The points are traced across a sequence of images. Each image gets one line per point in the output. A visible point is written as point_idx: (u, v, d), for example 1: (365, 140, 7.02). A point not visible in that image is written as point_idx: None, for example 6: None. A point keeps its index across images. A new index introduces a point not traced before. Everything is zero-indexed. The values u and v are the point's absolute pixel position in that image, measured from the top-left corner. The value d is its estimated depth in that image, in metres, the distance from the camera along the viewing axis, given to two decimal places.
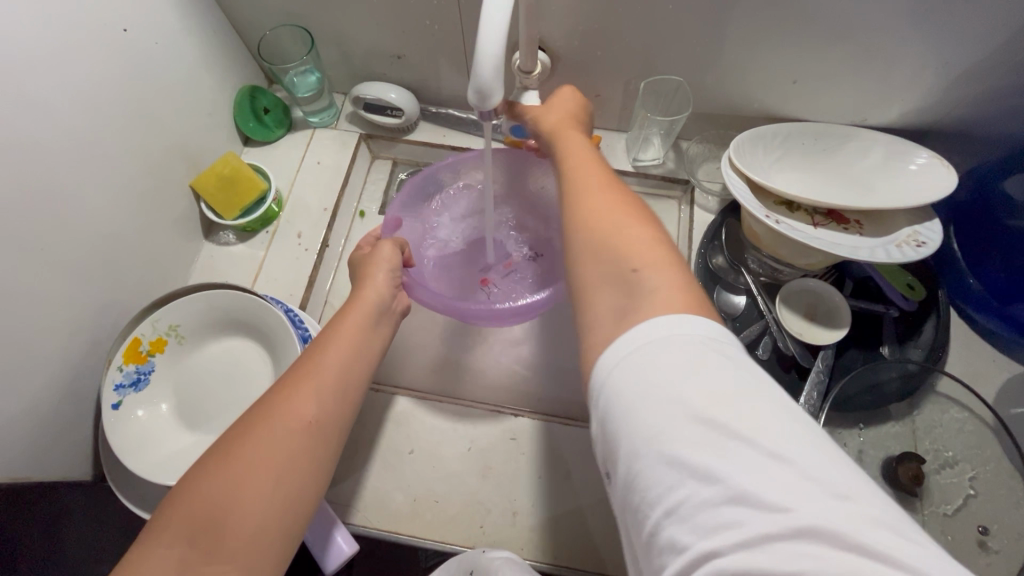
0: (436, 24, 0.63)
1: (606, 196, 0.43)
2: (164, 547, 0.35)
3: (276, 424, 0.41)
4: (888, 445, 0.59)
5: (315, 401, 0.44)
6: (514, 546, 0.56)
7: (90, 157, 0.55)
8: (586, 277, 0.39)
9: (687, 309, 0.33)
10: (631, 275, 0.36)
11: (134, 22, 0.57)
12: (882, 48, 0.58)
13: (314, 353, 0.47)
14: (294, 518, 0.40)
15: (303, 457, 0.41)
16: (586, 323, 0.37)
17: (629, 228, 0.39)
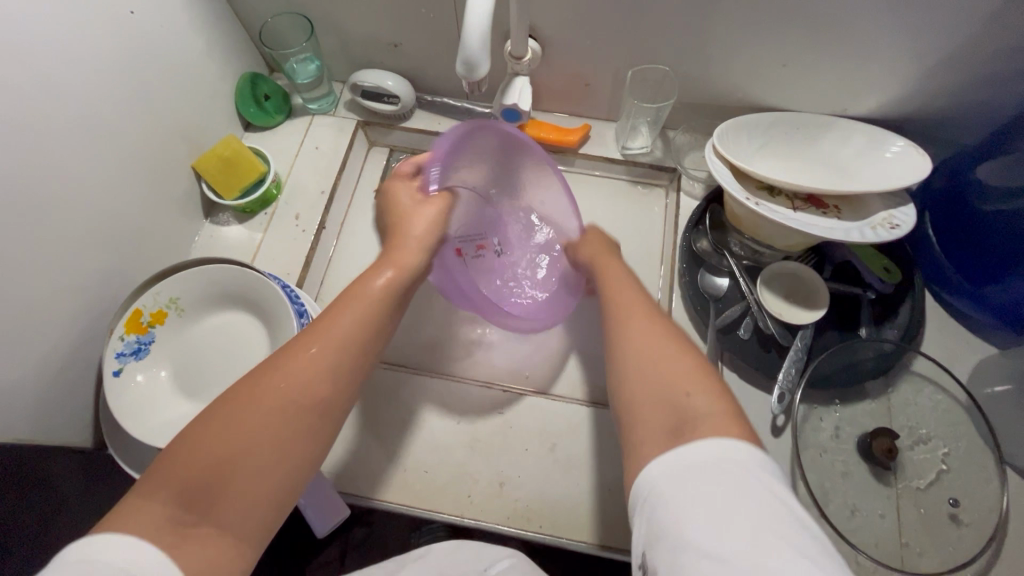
0: (431, 13, 0.66)
1: (647, 320, 0.49)
2: (163, 498, 0.35)
3: (290, 391, 0.42)
4: (863, 421, 0.61)
5: (324, 380, 0.44)
6: (499, 515, 0.58)
7: (96, 133, 0.57)
8: (635, 396, 0.43)
9: (734, 435, 0.36)
10: (683, 398, 0.40)
11: (140, 5, 0.59)
12: (859, 38, 0.60)
13: (325, 323, 0.48)
14: (285, 495, 0.40)
15: (304, 434, 0.42)
16: (633, 442, 0.41)
17: (676, 351, 0.44)
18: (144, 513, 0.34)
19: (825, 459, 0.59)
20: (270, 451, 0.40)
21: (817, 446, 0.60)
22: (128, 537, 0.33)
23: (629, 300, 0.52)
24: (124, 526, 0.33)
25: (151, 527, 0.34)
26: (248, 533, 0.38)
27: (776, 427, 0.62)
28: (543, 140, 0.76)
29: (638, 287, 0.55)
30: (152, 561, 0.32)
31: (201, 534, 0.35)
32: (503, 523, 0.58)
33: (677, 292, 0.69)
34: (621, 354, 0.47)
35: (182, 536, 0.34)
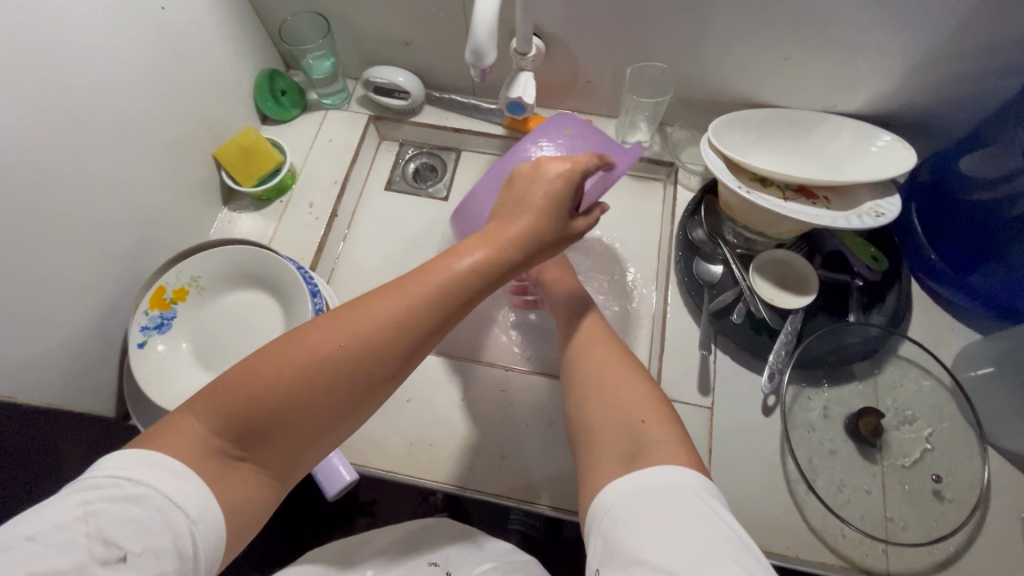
0: (441, 12, 0.70)
1: (603, 351, 0.52)
2: (210, 428, 0.37)
3: (350, 354, 0.40)
4: (851, 402, 0.63)
5: (397, 354, 0.42)
6: (501, 485, 0.61)
7: (128, 120, 0.61)
8: (592, 425, 0.46)
9: (683, 463, 0.40)
10: (637, 425, 0.44)
11: (170, 2, 0.63)
12: (846, 37, 0.63)
13: (418, 277, 0.44)
14: (320, 448, 0.42)
15: (358, 404, 0.41)
16: (592, 460, 0.44)
17: (629, 385, 0.47)
18: (190, 440, 0.37)
19: (813, 437, 0.62)
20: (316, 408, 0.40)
21: (805, 425, 0.62)
22: (173, 466, 0.35)
23: (591, 330, 0.55)
24: (172, 451, 0.36)
25: (196, 457, 0.36)
26: (281, 471, 0.40)
27: (767, 407, 0.65)
28: None
29: (599, 316, 0.58)
30: (191, 496, 0.35)
31: (239, 470, 0.38)
32: (505, 493, 0.61)
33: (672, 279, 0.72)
34: (580, 386, 0.50)
35: (219, 471, 0.37)
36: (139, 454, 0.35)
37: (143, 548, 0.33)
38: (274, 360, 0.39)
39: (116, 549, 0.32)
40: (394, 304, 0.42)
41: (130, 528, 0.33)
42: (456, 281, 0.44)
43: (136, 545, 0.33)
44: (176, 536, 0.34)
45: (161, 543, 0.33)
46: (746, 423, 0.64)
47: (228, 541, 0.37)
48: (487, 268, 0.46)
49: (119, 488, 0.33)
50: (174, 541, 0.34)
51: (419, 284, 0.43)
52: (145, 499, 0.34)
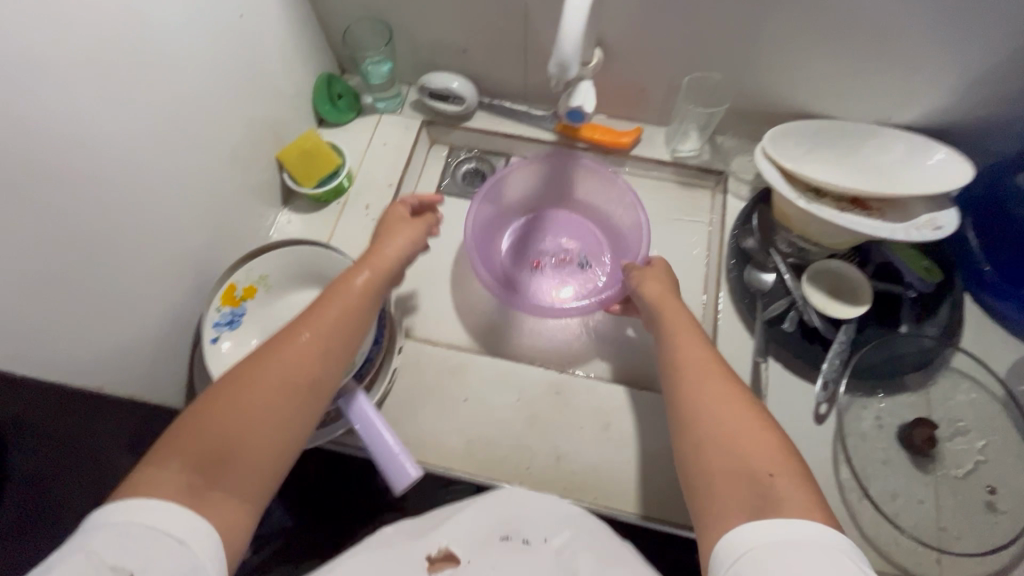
0: (503, 20, 0.71)
1: (717, 386, 0.49)
2: (174, 469, 0.40)
3: (280, 381, 0.47)
4: (903, 412, 0.64)
5: (321, 364, 0.50)
6: (558, 485, 0.63)
7: (206, 121, 0.63)
8: (709, 466, 0.44)
9: (817, 519, 0.38)
10: (766, 478, 0.41)
11: (248, 8, 0.65)
12: (905, 51, 0.64)
13: (314, 307, 0.53)
14: (282, 462, 0.46)
15: (299, 413, 0.47)
16: (711, 505, 0.42)
17: (753, 434, 0.44)
18: (159, 483, 0.39)
19: (867, 446, 0.63)
20: (262, 429, 0.45)
21: (859, 433, 0.63)
22: (152, 501, 0.37)
23: (700, 361, 0.52)
24: (145, 494, 0.38)
25: (170, 493, 0.38)
26: (252, 491, 0.43)
27: (820, 415, 0.65)
28: (597, 141, 0.80)
29: (706, 344, 0.55)
30: (177, 523, 0.37)
31: (215, 498, 0.40)
32: (562, 493, 0.62)
33: (723, 286, 0.73)
34: (693, 423, 0.47)
35: (197, 500, 0.39)
36: (117, 506, 0.37)
37: (147, 564, 0.35)
38: (214, 403, 0.44)
39: (123, 573, 0.34)
40: (303, 329, 0.51)
41: (132, 552, 0.35)
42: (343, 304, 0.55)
43: (138, 562, 0.34)
44: (176, 556, 0.36)
45: (164, 561, 0.35)
46: (799, 431, 0.65)
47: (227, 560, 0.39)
48: (369, 295, 0.57)
49: (109, 531, 0.35)
50: (179, 561, 0.36)
51: (317, 316, 0.52)
52: (133, 531, 0.36)
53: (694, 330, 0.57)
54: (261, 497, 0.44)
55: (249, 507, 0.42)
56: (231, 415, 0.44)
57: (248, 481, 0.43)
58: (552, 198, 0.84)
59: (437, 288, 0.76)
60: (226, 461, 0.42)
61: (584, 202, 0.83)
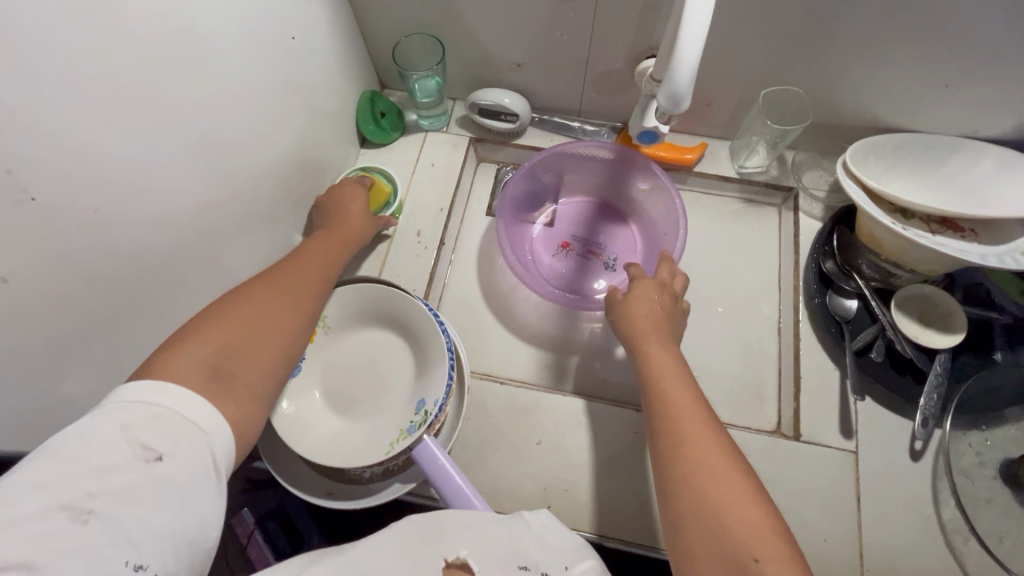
0: (564, 35, 0.67)
1: (708, 451, 0.44)
2: (200, 354, 0.42)
3: (284, 296, 0.50)
4: (1006, 447, 0.60)
5: (318, 293, 0.54)
6: (643, 533, 0.59)
7: (257, 155, 0.58)
8: (691, 541, 0.40)
9: None
10: (751, 565, 0.37)
11: (299, 29, 0.60)
12: (1008, 63, 0.60)
13: (308, 249, 0.57)
14: (285, 370, 0.48)
15: (302, 330, 0.50)
16: None
17: (739, 505, 0.40)
18: (182, 366, 0.40)
19: (969, 485, 0.59)
20: (270, 344, 0.47)
21: (961, 471, 0.59)
22: (181, 391, 0.39)
23: (689, 413, 0.48)
24: (173, 377, 0.39)
25: (192, 377, 0.40)
26: (260, 389, 0.45)
27: (914, 451, 0.62)
28: (660, 159, 0.76)
29: (699, 401, 0.50)
30: (203, 415, 0.39)
31: (232, 390, 0.42)
32: (649, 543, 0.59)
33: (802, 312, 0.69)
34: (681, 493, 0.43)
35: (218, 387, 0.41)
36: (153, 385, 0.38)
37: (175, 451, 0.36)
38: (226, 306, 0.46)
39: (151, 452, 0.35)
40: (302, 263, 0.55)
41: (164, 435, 0.36)
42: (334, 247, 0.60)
43: (168, 447, 0.36)
44: (197, 446, 0.37)
45: (191, 450, 0.37)
46: (892, 468, 0.62)
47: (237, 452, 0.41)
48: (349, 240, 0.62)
49: (141, 408, 0.37)
50: (200, 448, 0.38)
51: (309, 253, 0.57)
52: (163, 410, 0.37)
53: (684, 378, 0.53)
54: (268, 400, 0.46)
55: (259, 404, 0.45)
56: (242, 319, 0.46)
57: (257, 378, 0.45)
58: (605, 195, 0.81)
59: (495, 317, 0.73)
60: (240, 357, 0.44)
61: (637, 201, 0.79)
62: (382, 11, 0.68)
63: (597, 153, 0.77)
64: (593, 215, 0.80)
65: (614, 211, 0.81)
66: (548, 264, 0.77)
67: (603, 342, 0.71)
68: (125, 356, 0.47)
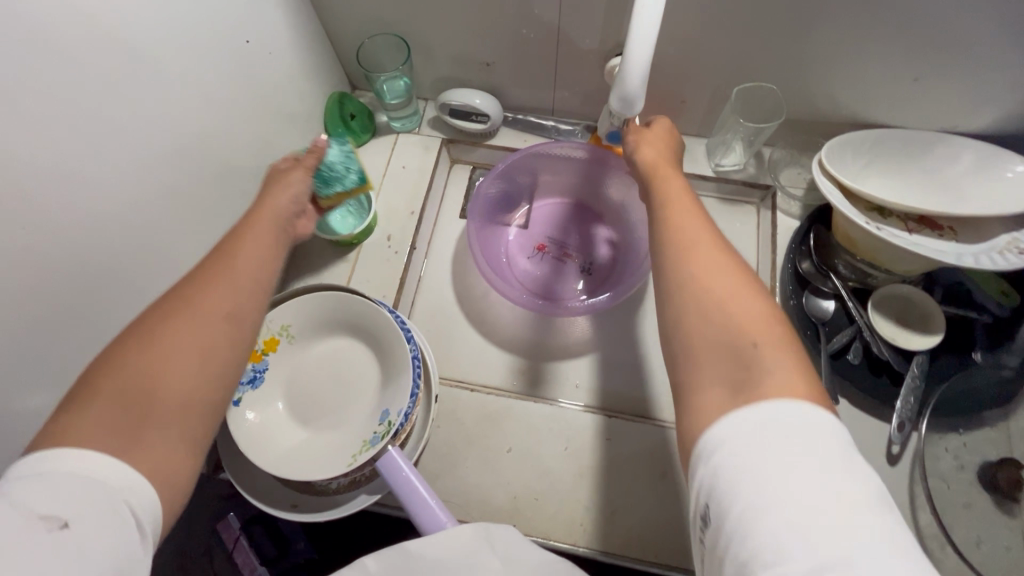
0: (533, 34, 0.65)
1: (710, 251, 0.43)
2: (94, 411, 0.34)
3: (191, 308, 0.40)
4: (984, 450, 0.59)
5: (238, 293, 0.43)
6: (613, 541, 0.59)
7: (216, 163, 0.58)
8: (688, 323, 0.40)
9: (803, 399, 0.34)
10: (749, 348, 0.37)
11: (257, 33, 0.59)
12: (985, 57, 0.58)
13: (232, 247, 0.46)
14: (219, 395, 0.40)
15: (226, 343, 0.40)
16: (691, 386, 0.38)
17: (740, 296, 0.40)
18: (77, 428, 0.33)
19: (946, 489, 0.58)
20: (182, 369, 0.38)
21: (938, 475, 0.58)
22: (80, 449, 0.32)
23: (686, 216, 0.47)
24: (66, 441, 0.32)
25: (91, 437, 0.33)
26: (186, 426, 0.37)
27: (892, 456, 0.61)
28: None
29: (699, 211, 0.48)
30: (110, 473, 0.32)
31: (143, 438, 0.35)
32: (619, 550, 0.59)
33: None
34: (680, 292, 0.42)
35: (124, 443, 0.34)
36: (45, 452, 0.32)
37: (82, 513, 0.30)
38: (130, 338, 0.38)
39: (52, 519, 0.29)
40: (217, 264, 0.44)
41: (70, 497, 0.30)
42: (270, 233, 0.49)
43: (76, 510, 0.30)
44: (109, 504, 0.31)
45: (101, 508, 0.31)
46: None
47: (166, 508, 0.34)
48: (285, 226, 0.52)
49: (33, 478, 0.30)
50: (114, 506, 0.31)
51: (235, 246, 0.46)
52: (64, 475, 0.31)
53: (686, 193, 0.50)
54: (202, 439, 0.38)
55: (188, 447, 0.37)
56: (149, 350, 0.37)
57: (177, 418, 0.37)
58: (582, 195, 0.79)
59: (468, 322, 0.72)
60: (143, 399, 0.36)
61: (615, 201, 0.78)
62: (346, 11, 0.67)
63: (573, 154, 0.75)
64: (569, 215, 0.79)
65: (592, 213, 0.79)
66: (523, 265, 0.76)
67: (578, 346, 0.70)
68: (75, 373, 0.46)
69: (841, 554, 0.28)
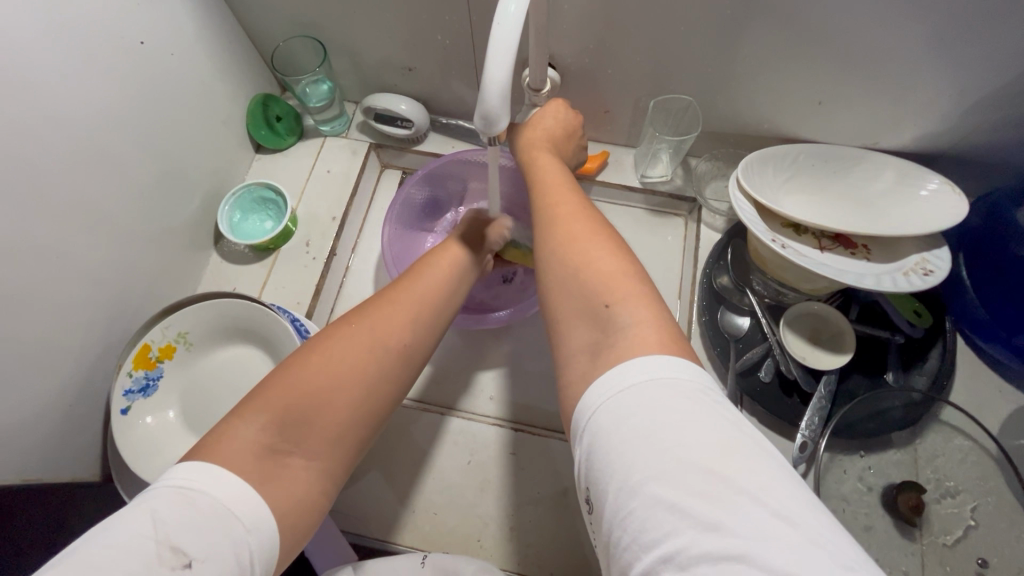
0: (447, 40, 0.64)
1: (582, 224, 0.45)
2: (255, 430, 0.37)
3: (373, 337, 0.45)
4: (889, 472, 0.59)
5: (410, 331, 0.47)
6: (510, 560, 0.58)
7: (108, 167, 0.56)
8: (561, 289, 0.42)
9: (657, 350, 0.35)
10: (603, 311, 0.39)
11: (152, 34, 0.58)
12: (893, 74, 0.57)
13: (407, 281, 0.51)
14: (367, 428, 0.43)
15: (389, 376, 0.45)
16: (563, 355, 0.40)
17: (604, 258, 0.42)
18: (238, 440, 0.36)
19: (848, 512, 0.57)
20: (350, 399, 0.42)
21: (839, 497, 0.57)
22: (226, 473, 0.34)
23: (565, 194, 0.49)
24: (215, 458, 0.35)
25: (243, 457, 0.36)
26: (328, 462, 0.40)
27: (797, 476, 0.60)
28: None
29: (576, 190, 0.50)
30: (247, 504, 0.34)
31: (288, 462, 0.37)
32: (513, 568, 0.58)
33: (697, 329, 0.68)
34: (558, 274, 0.43)
35: (271, 469, 0.36)
36: (201, 466, 0.34)
37: (206, 553, 0.31)
38: (304, 356, 0.42)
39: (182, 555, 0.30)
40: (391, 305, 0.48)
41: (198, 535, 0.31)
42: (447, 276, 0.54)
43: (200, 550, 0.31)
44: (234, 542, 0.32)
45: (225, 547, 0.32)
46: None
47: (284, 549, 0.35)
48: (463, 268, 0.56)
49: (179, 498, 0.32)
50: (236, 544, 0.32)
51: (419, 283, 0.51)
52: (205, 502, 0.33)
53: (568, 179, 0.52)
54: (336, 474, 0.41)
55: (323, 479, 0.39)
56: (323, 372, 0.41)
57: (322, 450, 0.40)
58: (512, 201, 0.78)
59: None
60: (305, 424, 0.39)
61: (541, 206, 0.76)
62: (260, 12, 0.66)
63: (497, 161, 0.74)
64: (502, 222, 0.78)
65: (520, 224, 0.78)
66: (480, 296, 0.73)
67: (495, 354, 0.69)
68: None
69: (734, 508, 0.28)
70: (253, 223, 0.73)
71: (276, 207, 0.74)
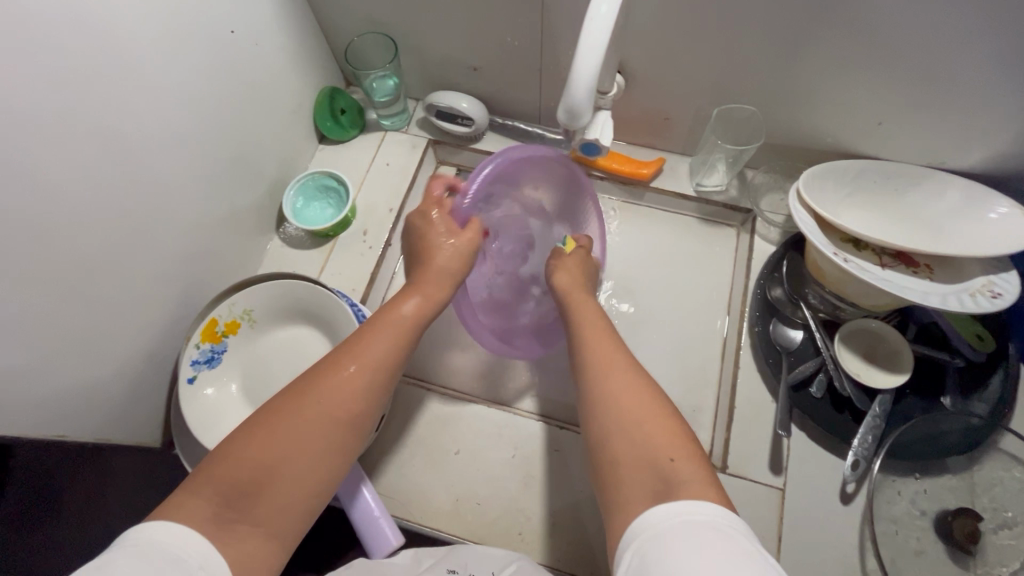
0: (516, 42, 0.66)
1: (616, 359, 0.49)
2: (207, 499, 0.38)
3: (330, 400, 0.45)
4: (943, 498, 0.57)
5: (362, 388, 0.47)
6: (550, 557, 0.58)
7: (191, 147, 0.59)
8: (613, 427, 0.43)
9: (699, 493, 0.36)
10: (666, 464, 0.39)
11: (240, 24, 0.61)
12: (966, 94, 0.57)
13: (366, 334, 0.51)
14: (321, 488, 0.43)
15: (342, 434, 0.45)
16: (615, 484, 0.40)
17: (641, 398, 0.44)
18: (189, 507, 0.37)
19: (899, 535, 0.56)
20: (303, 464, 0.42)
21: (889, 518, 0.56)
22: (176, 525, 0.35)
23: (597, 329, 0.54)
24: (170, 519, 0.36)
25: (194, 520, 0.36)
26: (279, 524, 0.40)
27: (846, 494, 0.60)
28: (615, 171, 0.75)
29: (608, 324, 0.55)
30: (195, 548, 0.35)
31: (239, 529, 0.38)
32: (554, 562, 0.58)
33: (747, 340, 0.68)
34: (602, 408, 0.45)
35: (220, 533, 0.37)
36: (152, 526, 0.35)
37: None
38: (258, 425, 0.42)
39: None
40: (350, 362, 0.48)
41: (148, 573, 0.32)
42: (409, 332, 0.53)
43: None
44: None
45: None
46: (818, 510, 0.59)
47: None
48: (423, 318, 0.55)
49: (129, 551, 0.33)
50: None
51: (378, 339, 0.51)
52: (156, 549, 0.33)
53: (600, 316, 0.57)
54: (290, 533, 0.41)
55: (275, 541, 0.40)
56: (277, 443, 0.41)
57: (275, 514, 0.40)
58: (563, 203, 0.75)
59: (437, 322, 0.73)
60: (257, 494, 0.39)
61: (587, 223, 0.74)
62: (337, 9, 0.69)
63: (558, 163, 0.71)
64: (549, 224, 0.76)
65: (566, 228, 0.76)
66: (483, 279, 0.73)
67: (536, 356, 0.71)
68: (44, 334, 0.48)
69: None
70: (314, 210, 0.76)
71: (337, 196, 0.76)
